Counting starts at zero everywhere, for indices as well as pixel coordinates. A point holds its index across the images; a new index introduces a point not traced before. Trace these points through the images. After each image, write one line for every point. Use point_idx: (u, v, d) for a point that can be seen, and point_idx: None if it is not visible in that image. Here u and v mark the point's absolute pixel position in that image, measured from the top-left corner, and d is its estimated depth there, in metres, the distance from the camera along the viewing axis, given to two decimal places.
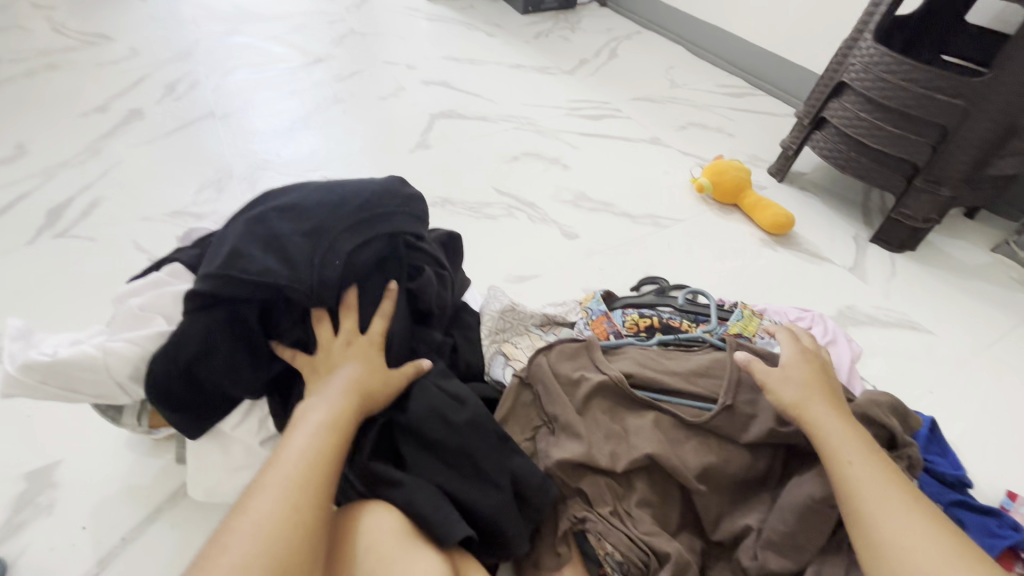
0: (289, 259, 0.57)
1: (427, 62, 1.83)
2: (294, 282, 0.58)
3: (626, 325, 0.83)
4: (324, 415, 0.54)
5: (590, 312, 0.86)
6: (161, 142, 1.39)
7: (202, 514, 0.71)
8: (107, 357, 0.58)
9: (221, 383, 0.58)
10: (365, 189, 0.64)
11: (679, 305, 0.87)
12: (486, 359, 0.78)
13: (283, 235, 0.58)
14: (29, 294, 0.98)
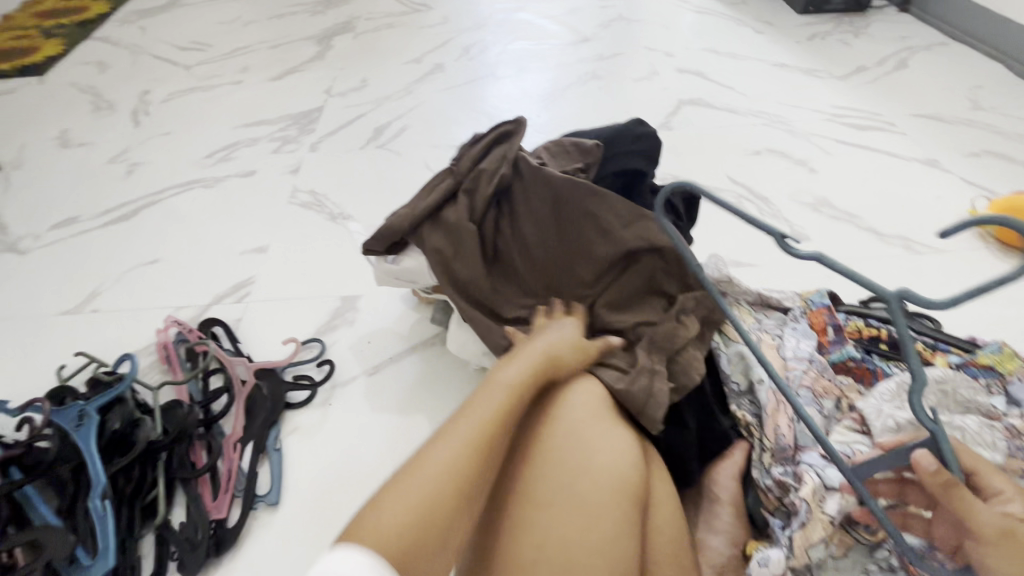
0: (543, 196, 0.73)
1: (686, 52, 1.88)
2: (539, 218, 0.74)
3: (847, 329, 0.80)
4: (513, 379, 0.59)
5: (811, 304, 0.83)
6: (454, 91, 1.72)
7: (439, 361, 0.93)
8: (414, 256, 0.81)
9: (475, 277, 0.76)
10: (605, 135, 0.77)
11: (918, 325, 0.81)
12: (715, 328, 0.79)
13: (540, 179, 0.74)
14: (358, 182, 1.34)
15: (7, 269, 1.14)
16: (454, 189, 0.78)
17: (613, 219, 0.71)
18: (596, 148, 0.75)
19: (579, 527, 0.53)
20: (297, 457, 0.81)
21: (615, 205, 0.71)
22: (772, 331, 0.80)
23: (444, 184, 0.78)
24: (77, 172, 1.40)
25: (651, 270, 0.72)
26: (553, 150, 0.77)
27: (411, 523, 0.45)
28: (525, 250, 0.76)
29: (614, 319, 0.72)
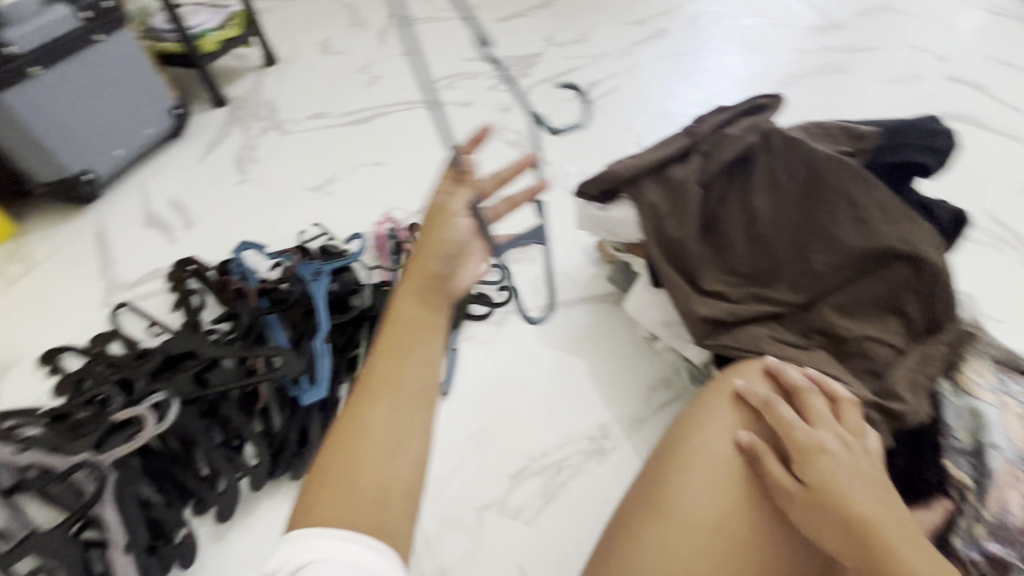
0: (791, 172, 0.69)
1: (965, 59, 1.57)
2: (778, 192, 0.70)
3: None
4: (414, 335, 0.49)
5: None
6: (674, 60, 1.65)
7: (610, 319, 0.94)
8: (623, 205, 0.82)
9: (688, 238, 0.74)
10: (884, 128, 0.68)
11: None
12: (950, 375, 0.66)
13: (792, 155, 0.69)
14: (562, 132, 1.37)
15: (274, 144, 1.38)
16: (689, 150, 0.77)
17: (872, 212, 0.64)
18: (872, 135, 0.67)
19: (720, 525, 0.52)
20: (469, 362, 0.89)
21: (877, 198, 0.64)
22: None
23: (681, 142, 0.78)
24: (332, 75, 1.63)
25: (900, 279, 0.63)
26: (813, 130, 0.71)
27: (364, 522, 0.43)
28: (749, 225, 0.72)
29: (837, 322, 0.65)
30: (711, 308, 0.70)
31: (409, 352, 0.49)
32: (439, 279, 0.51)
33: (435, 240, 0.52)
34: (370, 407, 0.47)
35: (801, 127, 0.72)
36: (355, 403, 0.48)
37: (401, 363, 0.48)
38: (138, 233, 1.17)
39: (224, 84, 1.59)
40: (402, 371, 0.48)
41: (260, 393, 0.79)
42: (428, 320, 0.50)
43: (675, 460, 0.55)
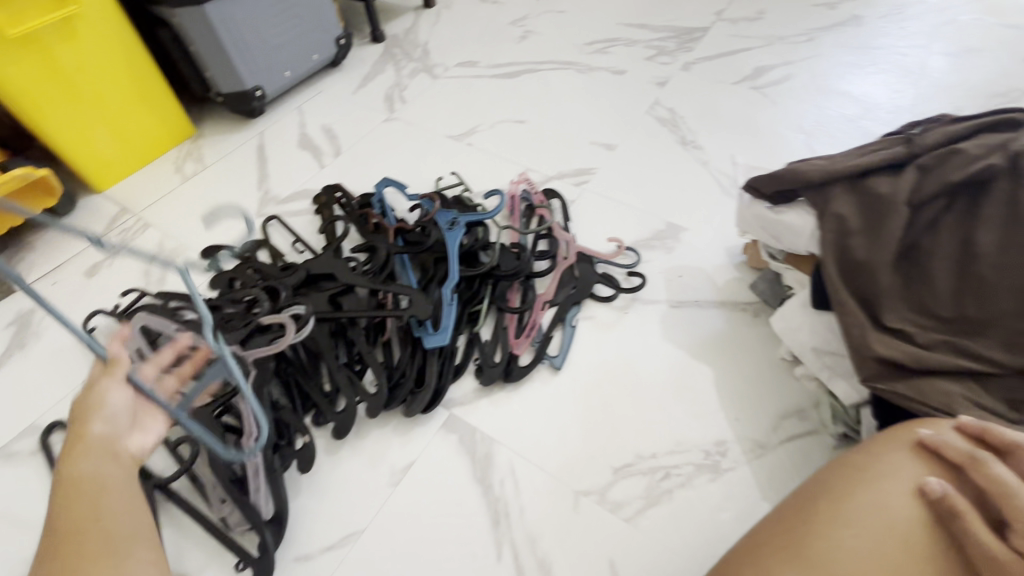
0: None
1: None
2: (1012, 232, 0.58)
3: None
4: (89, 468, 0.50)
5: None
6: (865, 53, 1.43)
7: (745, 330, 0.86)
8: (800, 212, 0.73)
9: (877, 265, 0.64)
10: None
11: None
12: None
13: None
14: (720, 117, 1.26)
15: (423, 86, 1.40)
16: (902, 162, 0.66)
17: None
18: None
19: None
20: (586, 342, 0.86)
21: None
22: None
23: (891, 153, 0.68)
24: (486, 25, 1.61)
25: None
26: None
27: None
28: (964, 262, 0.60)
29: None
30: (890, 347, 0.61)
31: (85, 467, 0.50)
32: (110, 441, 0.54)
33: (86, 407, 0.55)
34: (81, 520, 0.46)
35: None
36: (57, 498, 0.48)
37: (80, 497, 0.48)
38: (292, 154, 1.24)
39: (383, 20, 1.63)
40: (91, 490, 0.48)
41: (387, 326, 0.83)
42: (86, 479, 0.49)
43: (835, 507, 0.47)
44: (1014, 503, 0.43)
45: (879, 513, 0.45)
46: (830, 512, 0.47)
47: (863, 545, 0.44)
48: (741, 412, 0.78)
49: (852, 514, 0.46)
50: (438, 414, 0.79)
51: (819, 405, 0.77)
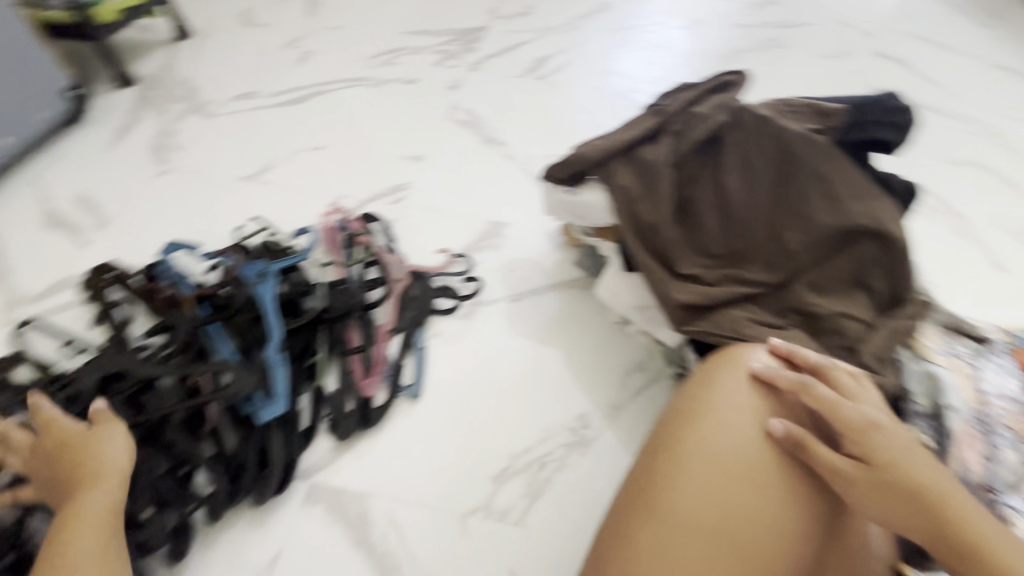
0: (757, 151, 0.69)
1: (888, 34, 1.65)
2: (746, 171, 0.69)
3: None
4: (98, 511, 0.58)
5: (1014, 343, 0.76)
6: (622, 34, 1.62)
7: (580, 304, 0.92)
8: (593, 190, 0.79)
9: (660, 223, 0.73)
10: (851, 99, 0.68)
11: None
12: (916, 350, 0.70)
13: (757, 133, 0.69)
14: (515, 110, 1.32)
15: (197, 128, 1.24)
16: (658, 130, 0.75)
17: (838, 189, 0.64)
18: (834, 105, 0.67)
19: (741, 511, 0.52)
20: (439, 360, 0.85)
21: (842, 175, 0.64)
22: (973, 358, 0.72)
23: (649, 123, 0.76)
24: (256, 50, 1.47)
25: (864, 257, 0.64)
26: (779, 106, 0.71)
27: None
28: (723, 206, 0.71)
29: (814, 299, 0.65)
30: (689, 292, 0.69)
31: (112, 484, 0.60)
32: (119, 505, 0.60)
33: (108, 454, 0.62)
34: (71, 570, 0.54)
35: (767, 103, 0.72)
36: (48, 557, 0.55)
37: (93, 544, 0.56)
38: (39, 236, 1.01)
39: (127, 58, 1.40)
40: (95, 537, 0.56)
41: (207, 413, 0.71)
42: (97, 520, 0.57)
43: (670, 461, 0.54)
44: (844, 419, 0.54)
45: (707, 454, 0.53)
46: (670, 470, 0.53)
47: (698, 487, 0.52)
48: (595, 382, 0.83)
49: (686, 460, 0.53)
50: (297, 488, 0.72)
51: (654, 354, 0.85)
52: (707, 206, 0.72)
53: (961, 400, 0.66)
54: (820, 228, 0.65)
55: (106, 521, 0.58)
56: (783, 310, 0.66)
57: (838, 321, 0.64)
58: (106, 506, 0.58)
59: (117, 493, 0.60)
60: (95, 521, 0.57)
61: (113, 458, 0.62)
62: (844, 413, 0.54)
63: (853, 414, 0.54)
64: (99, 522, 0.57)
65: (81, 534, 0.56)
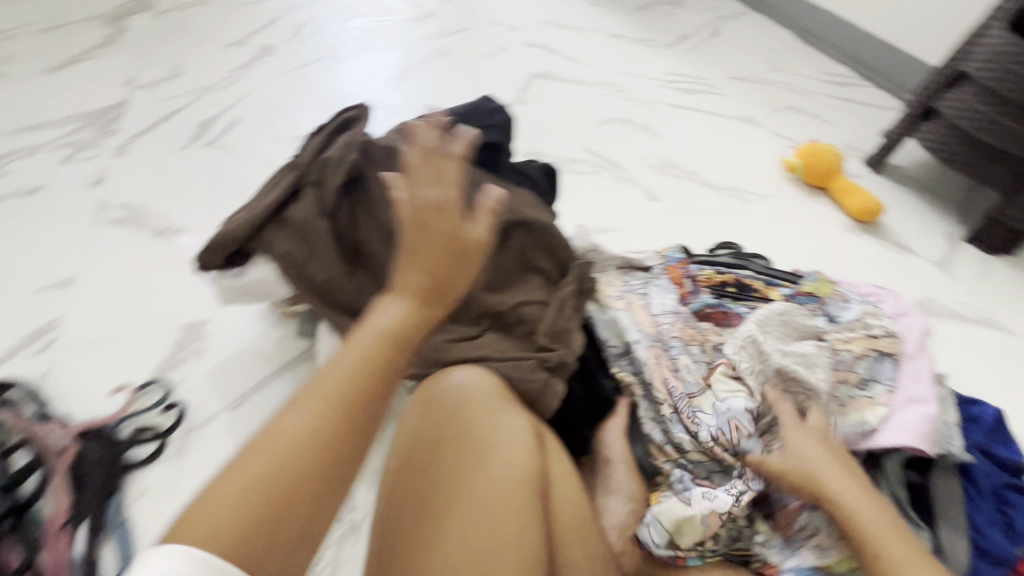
0: (396, 182, 0.69)
1: (530, 26, 1.90)
2: (392, 202, 0.69)
3: (703, 278, 0.87)
4: (297, 427, 0.47)
5: (669, 258, 0.89)
6: (290, 76, 1.55)
7: (312, 379, 0.84)
8: (259, 267, 0.72)
9: (336, 279, 0.69)
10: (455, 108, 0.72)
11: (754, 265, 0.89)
12: (594, 307, 0.79)
13: (387, 164, 0.69)
14: (184, 187, 1.15)
15: None
16: (298, 184, 0.70)
17: (471, 193, 0.67)
18: (439, 115, 0.70)
19: (451, 537, 0.52)
20: (153, 522, 0.71)
21: (469, 181, 0.67)
22: (639, 289, 0.83)
23: (287, 181, 0.71)
24: None
25: (518, 245, 0.69)
26: (403, 133, 0.72)
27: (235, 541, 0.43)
28: (387, 240, 0.70)
29: (492, 298, 0.67)
30: None
31: (373, 339, 0.51)
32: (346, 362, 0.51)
33: (336, 376, 0.49)
34: (233, 469, 0.45)
35: (391, 134, 0.73)
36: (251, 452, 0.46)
37: (259, 462, 0.45)
38: None
39: None
40: (262, 465, 0.45)
41: None
42: (297, 465, 0.46)
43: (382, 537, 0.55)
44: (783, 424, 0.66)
45: (406, 509, 0.55)
46: (385, 544, 0.55)
47: (409, 543, 0.53)
48: None
49: (403, 530, 0.54)
50: None
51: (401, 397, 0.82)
52: (374, 246, 0.70)
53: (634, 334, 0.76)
54: (472, 234, 0.67)
55: (323, 488, 0.47)
56: (474, 319, 0.67)
57: (518, 310, 0.67)
58: (327, 398, 0.48)
59: (296, 414, 0.47)
60: (240, 491, 0.44)
61: (383, 321, 0.52)
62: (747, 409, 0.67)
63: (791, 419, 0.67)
64: (318, 463, 0.47)
65: (272, 439, 0.47)
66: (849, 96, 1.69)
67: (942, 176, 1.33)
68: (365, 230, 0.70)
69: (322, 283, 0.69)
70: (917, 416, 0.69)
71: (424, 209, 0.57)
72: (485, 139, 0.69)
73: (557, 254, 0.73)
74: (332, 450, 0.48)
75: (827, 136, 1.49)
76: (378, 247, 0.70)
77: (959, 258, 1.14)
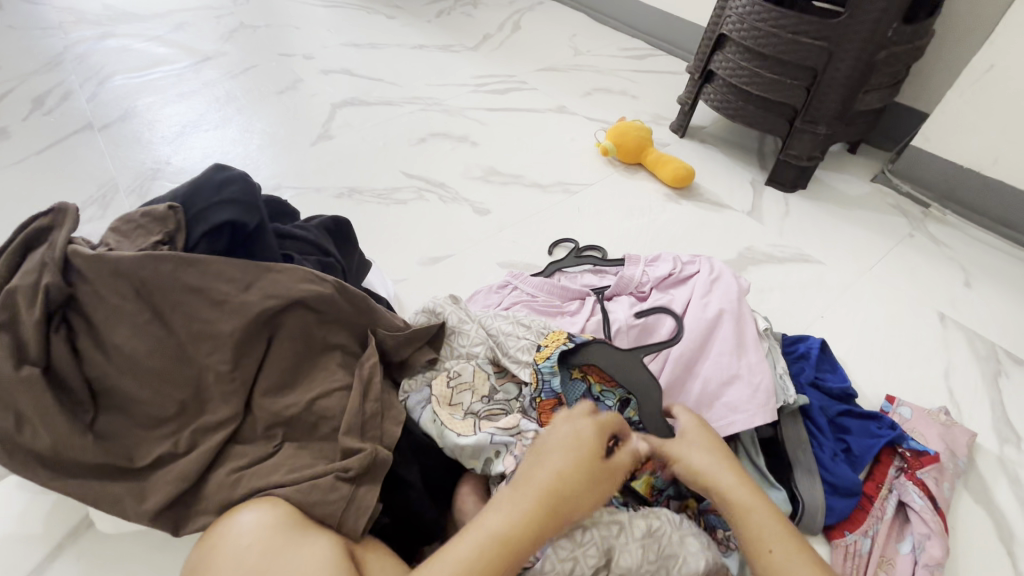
0: (117, 296, 0.54)
1: (326, 52, 1.77)
2: (117, 322, 0.55)
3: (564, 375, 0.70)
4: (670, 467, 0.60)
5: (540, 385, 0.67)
6: (32, 162, 1.28)
7: (100, 549, 0.67)
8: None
9: (62, 439, 0.53)
10: (182, 188, 0.60)
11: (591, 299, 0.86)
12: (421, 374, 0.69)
13: (96, 277, 0.54)
14: None
15: None
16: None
17: (221, 288, 0.56)
18: (162, 204, 0.59)
19: None
20: None
21: (215, 274, 0.56)
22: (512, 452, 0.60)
23: None
24: None
25: (300, 330, 0.60)
26: (119, 231, 0.58)
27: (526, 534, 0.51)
28: (130, 370, 0.56)
29: (281, 402, 0.59)
30: (160, 489, 0.55)
31: (503, 531, 0.50)
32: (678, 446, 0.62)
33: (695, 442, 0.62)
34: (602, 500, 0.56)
35: (102, 235, 0.58)
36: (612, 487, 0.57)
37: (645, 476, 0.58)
38: None
39: None
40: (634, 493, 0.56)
41: None
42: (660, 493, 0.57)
43: None
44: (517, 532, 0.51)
45: None
46: None
47: None
48: None
49: None
50: None
51: None
52: (114, 381, 0.56)
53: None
54: (235, 336, 0.56)
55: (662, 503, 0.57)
56: (269, 430, 0.58)
57: (317, 407, 0.59)
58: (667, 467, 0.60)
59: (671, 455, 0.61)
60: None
61: (484, 521, 0.51)
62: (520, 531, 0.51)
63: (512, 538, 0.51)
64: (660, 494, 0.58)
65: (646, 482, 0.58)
66: (647, 67, 1.79)
67: (735, 129, 1.44)
68: (94, 364, 0.56)
69: (46, 448, 0.53)
70: (739, 397, 0.73)
71: (566, 438, 0.58)
72: (225, 218, 0.58)
73: (353, 323, 0.64)
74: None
75: (634, 110, 1.55)
76: (119, 381, 0.56)
77: (763, 202, 1.24)
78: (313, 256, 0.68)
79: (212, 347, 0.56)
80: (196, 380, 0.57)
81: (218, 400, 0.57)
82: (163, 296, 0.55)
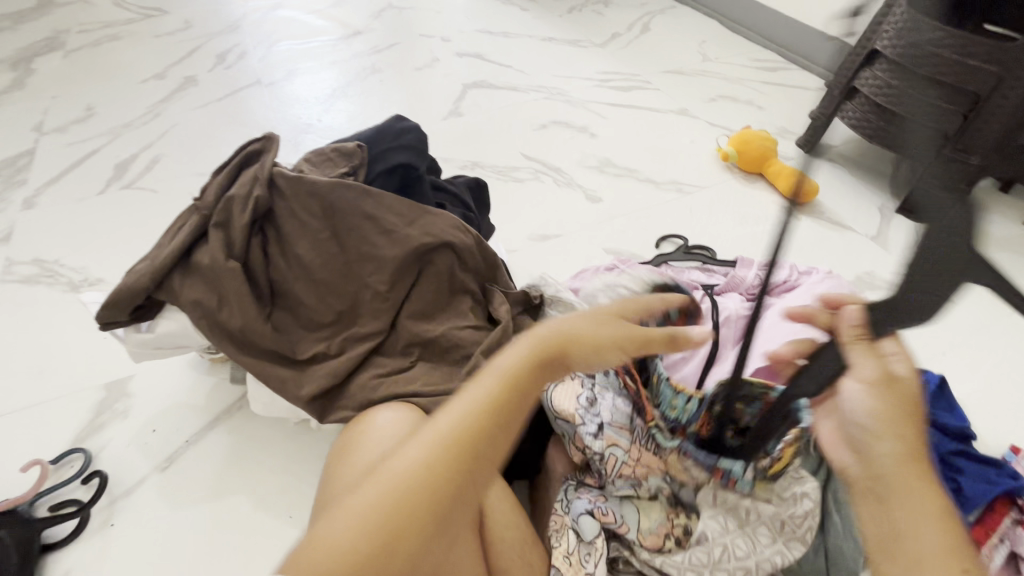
0: (309, 213, 0.65)
1: (462, 37, 1.89)
2: (303, 233, 0.65)
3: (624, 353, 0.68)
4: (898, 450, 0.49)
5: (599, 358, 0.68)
6: (213, 106, 1.50)
7: (246, 429, 0.80)
8: (169, 320, 0.67)
9: (251, 321, 0.64)
10: (366, 134, 0.71)
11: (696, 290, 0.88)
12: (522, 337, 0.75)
13: (295, 196, 0.65)
14: (101, 236, 1.09)
15: None
16: (205, 227, 0.66)
17: (391, 219, 0.65)
18: (350, 142, 0.70)
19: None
20: None
21: (388, 207, 0.65)
22: (612, 464, 0.65)
23: (191, 223, 0.66)
24: None
25: (445, 266, 0.68)
26: (313, 161, 0.69)
27: (533, 353, 0.48)
28: (307, 277, 0.66)
29: (419, 327, 0.67)
30: (314, 381, 0.65)
31: (501, 376, 0.47)
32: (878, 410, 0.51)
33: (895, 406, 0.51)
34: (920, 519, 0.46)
35: (299, 164, 0.69)
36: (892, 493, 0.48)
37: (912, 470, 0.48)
38: None
39: None
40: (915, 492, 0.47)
41: None
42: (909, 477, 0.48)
43: None
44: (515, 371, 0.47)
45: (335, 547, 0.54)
46: None
47: None
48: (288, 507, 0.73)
49: None
50: None
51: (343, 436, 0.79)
52: (292, 284, 0.66)
53: (634, 530, 0.64)
54: (395, 262, 0.65)
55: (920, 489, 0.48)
56: (408, 349, 0.67)
57: (449, 337, 0.66)
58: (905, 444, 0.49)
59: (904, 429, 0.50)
60: (350, 518, 0.42)
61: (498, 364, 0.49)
62: (510, 367, 0.48)
63: (513, 372, 0.47)
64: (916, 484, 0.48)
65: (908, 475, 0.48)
66: (778, 80, 1.73)
67: None
68: (280, 267, 0.66)
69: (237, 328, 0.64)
70: None
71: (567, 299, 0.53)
72: (399, 159, 0.68)
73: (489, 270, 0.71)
74: (445, 487, 0.43)
75: (758, 121, 1.52)
76: (297, 285, 0.66)
77: None
78: (459, 208, 0.76)
79: (375, 266, 0.65)
80: (356, 296, 0.66)
81: (370, 316, 0.66)
82: (343, 217, 0.65)
